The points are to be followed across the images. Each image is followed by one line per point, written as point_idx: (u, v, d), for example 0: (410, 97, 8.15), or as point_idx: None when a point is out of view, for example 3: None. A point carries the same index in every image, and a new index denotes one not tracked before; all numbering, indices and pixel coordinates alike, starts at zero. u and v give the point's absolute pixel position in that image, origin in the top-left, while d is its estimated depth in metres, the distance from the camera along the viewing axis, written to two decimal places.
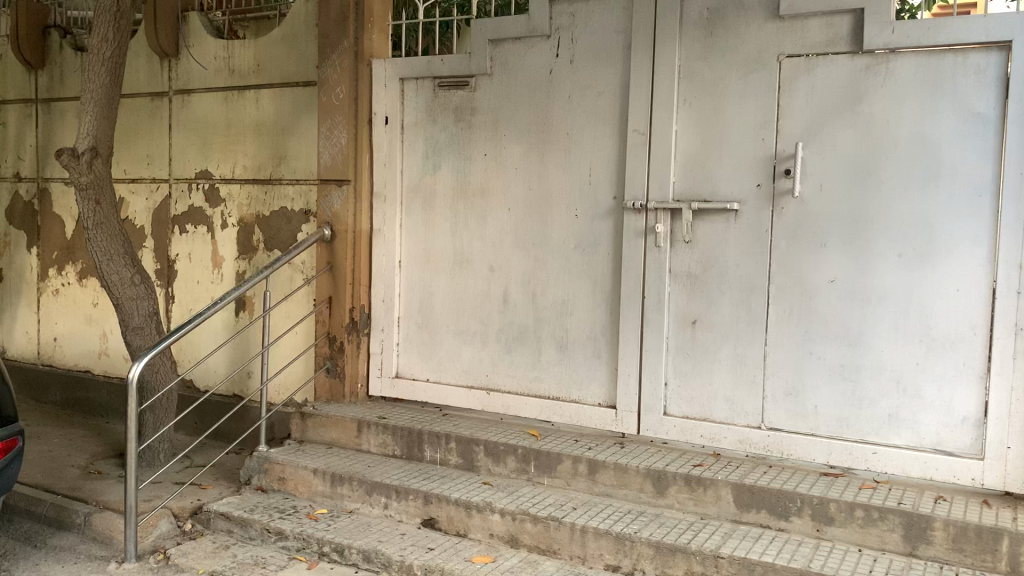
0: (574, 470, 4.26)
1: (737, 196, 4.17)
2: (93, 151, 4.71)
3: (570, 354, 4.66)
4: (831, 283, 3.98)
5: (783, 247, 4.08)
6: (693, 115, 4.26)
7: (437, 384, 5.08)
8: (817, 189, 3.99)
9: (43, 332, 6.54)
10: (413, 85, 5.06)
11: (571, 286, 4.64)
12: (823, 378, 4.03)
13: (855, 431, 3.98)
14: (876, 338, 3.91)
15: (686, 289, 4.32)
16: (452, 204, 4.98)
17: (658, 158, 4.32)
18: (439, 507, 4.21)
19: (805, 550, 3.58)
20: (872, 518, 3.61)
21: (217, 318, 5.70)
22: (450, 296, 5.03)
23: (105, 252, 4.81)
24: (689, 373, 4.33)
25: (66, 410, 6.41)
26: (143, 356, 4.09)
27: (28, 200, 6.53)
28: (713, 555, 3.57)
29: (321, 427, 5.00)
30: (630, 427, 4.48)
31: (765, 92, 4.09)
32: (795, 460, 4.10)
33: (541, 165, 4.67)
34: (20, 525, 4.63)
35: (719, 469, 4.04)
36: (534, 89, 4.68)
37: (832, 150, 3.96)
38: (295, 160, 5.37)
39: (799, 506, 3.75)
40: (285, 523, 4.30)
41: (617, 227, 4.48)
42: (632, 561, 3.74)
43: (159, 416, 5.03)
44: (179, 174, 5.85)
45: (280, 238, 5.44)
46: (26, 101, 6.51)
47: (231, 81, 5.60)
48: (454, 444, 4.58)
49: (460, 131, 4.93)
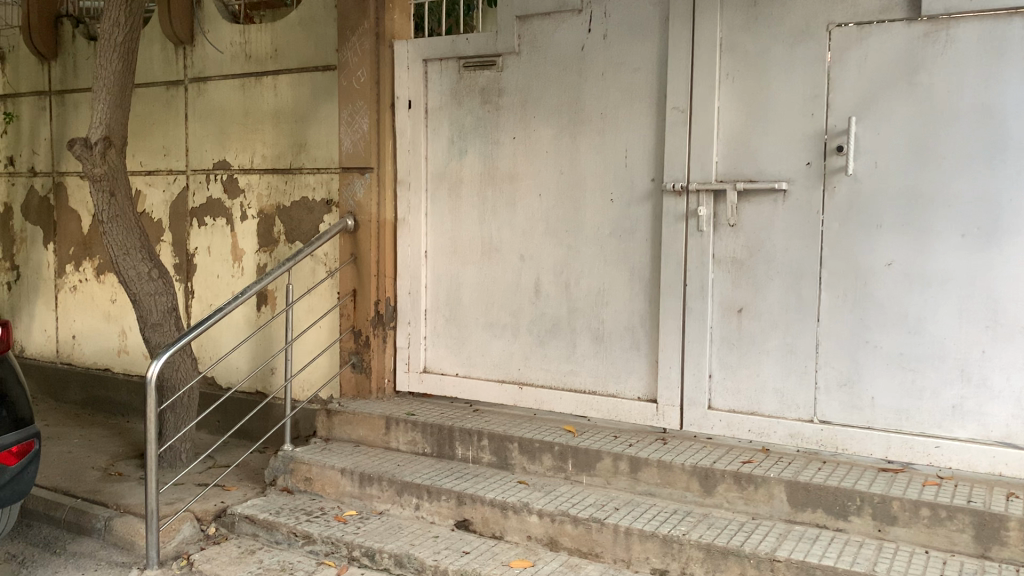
0: (614, 468, 4.04)
1: (786, 175, 3.92)
2: (106, 141, 4.54)
3: (607, 347, 4.44)
4: (888, 267, 3.73)
5: (835, 229, 3.83)
6: (736, 92, 4.01)
7: (467, 378, 4.87)
8: (871, 166, 3.74)
9: (61, 329, 6.40)
10: (438, 67, 4.84)
11: (606, 275, 4.41)
12: (879, 367, 3.79)
13: (914, 423, 3.73)
14: (937, 324, 3.66)
15: (731, 276, 4.08)
16: (479, 190, 4.76)
17: (700, 137, 4.08)
18: (473, 508, 4.01)
19: (867, 552, 3.34)
20: (939, 518, 3.36)
21: (239, 313, 5.53)
22: (479, 287, 4.81)
23: (121, 245, 4.64)
24: (735, 364, 4.10)
25: (87, 409, 6.27)
26: (162, 353, 3.90)
27: (43, 194, 6.38)
28: (769, 558, 3.34)
29: (348, 425, 4.80)
30: (672, 422, 4.25)
31: (814, 64, 3.83)
32: (849, 455, 3.86)
33: (573, 147, 4.45)
34: (39, 530, 4.48)
35: (771, 466, 3.81)
36: (565, 67, 4.45)
37: (887, 124, 3.70)
38: (315, 149, 5.17)
39: (859, 504, 3.51)
40: (313, 527, 4.12)
41: (655, 211, 4.25)
42: (681, 564, 3.52)
43: (181, 415, 4.86)
44: (196, 165, 5.67)
45: (302, 230, 5.25)
46: (40, 93, 6.35)
47: (248, 67, 5.41)
48: (487, 441, 4.37)
49: (487, 113, 4.70)
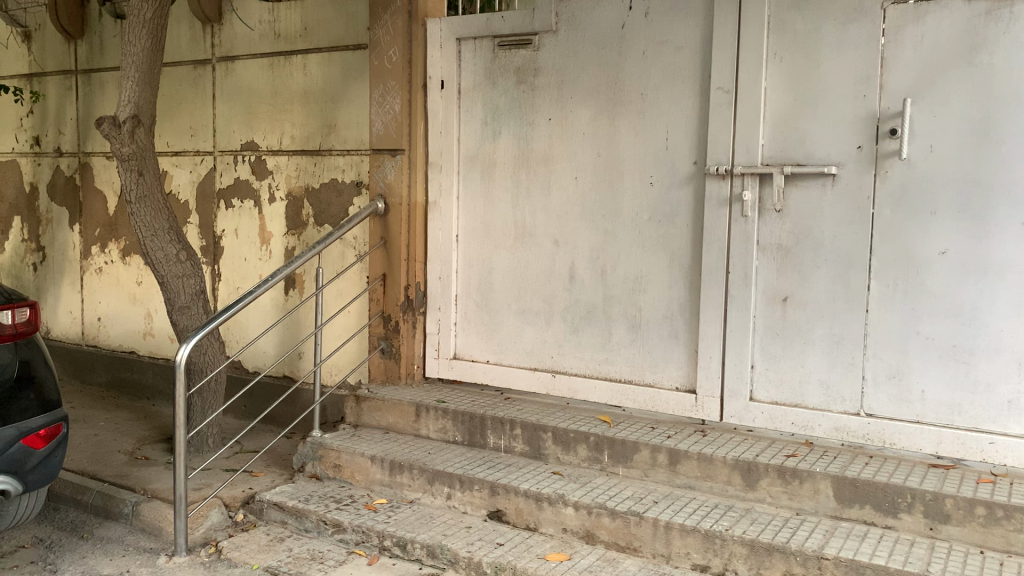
0: (652, 461, 3.93)
1: (835, 159, 3.77)
2: (135, 120, 4.45)
3: (644, 335, 4.32)
4: (941, 255, 3.59)
5: (886, 215, 3.68)
6: (784, 72, 3.86)
7: (498, 366, 4.77)
8: (926, 150, 3.58)
9: (87, 311, 6.35)
10: (471, 46, 4.71)
11: (645, 261, 4.29)
12: (931, 359, 3.65)
13: (967, 418, 3.59)
14: (993, 316, 3.51)
15: (776, 263, 3.94)
16: (513, 172, 4.64)
17: (746, 119, 3.94)
18: (507, 499, 3.91)
19: (920, 552, 3.21)
20: (996, 517, 3.23)
21: (266, 297, 5.45)
22: (512, 273, 4.70)
23: (149, 227, 4.56)
24: (779, 355, 3.97)
25: (112, 392, 6.23)
26: (191, 337, 3.81)
27: (69, 174, 6.32)
28: (816, 556, 3.21)
29: (377, 411, 4.72)
30: (712, 414, 4.13)
31: (867, 42, 3.68)
32: (897, 450, 3.72)
33: (612, 129, 4.32)
34: (66, 514, 4.43)
35: (816, 460, 3.68)
36: (604, 46, 4.31)
37: (945, 106, 3.54)
38: (345, 130, 5.06)
39: (910, 501, 3.37)
40: (343, 515, 4.04)
41: (696, 196, 4.12)
42: (723, 561, 3.40)
43: (208, 399, 4.80)
44: (224, 145, 5.58)
45: (330, 212, 5.16)
46: (66, 73, 6.29)
47: (277, 46, 5.31)
48: (520, 430, 4.27)
49: (523, 94, 4.57)
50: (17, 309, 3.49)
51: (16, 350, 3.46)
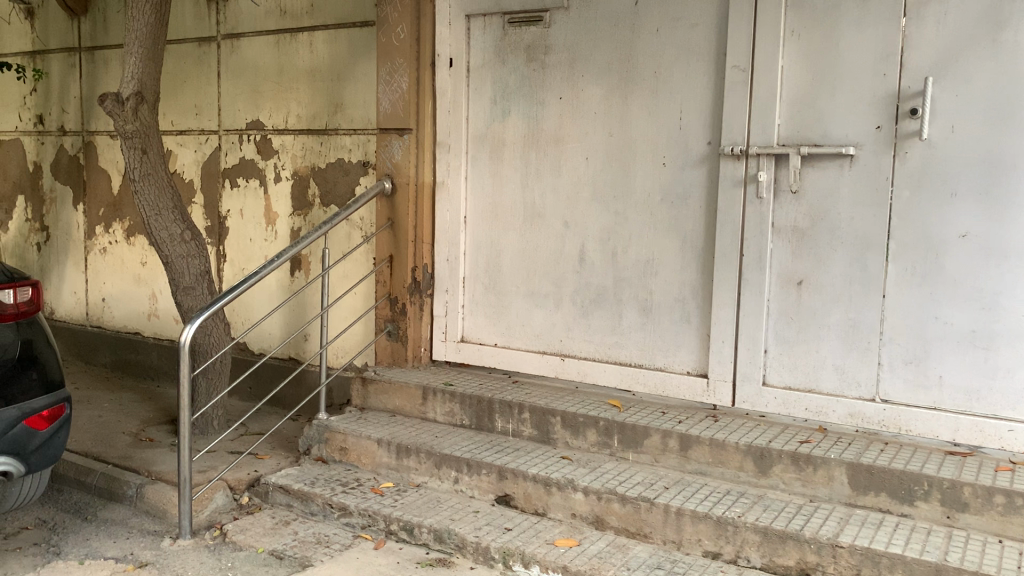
0: (663, 446, 3.87)
1: (853, 139, 3.69)
2: (138, 96, 4.37)
3: (655, 318, 4.25)
4: (963, 238, 3.50)
5: (905, 197, 3.59)
6: (803, 50, 3.77)
7: (506, 349, 4.70)
8: (948, 130, 3.49)
9: (91, 291, 6.31)
10: (481, 23, 4.61)
11: (657, 244, 4.21)
12: (949, 346, 3.57)
13: (985, 405, 3.51)
14: (1014, 300, 3.43)
15: (791, 246, 3.86)
16: (523, 154, 4.55)
17: (763, 99, 3.85)
18: (515, 483, 3.86)
19: (937, 540, 3.15)
20: (1014, 506, 3.16)
21: (272, 277, 5.40)
22: (520, 255, 4.62)
23: (153, 205, 4.49)
24: (793, 340, 3.89)
25: (117, 373, 6.19)
26: (195, 317, 3.74)
27: (73, 153, 6.26)
28: (830, 544, 3.15)
29: (383, 394, 4.67)
30: (723, 398, 4.06)
31: (889, 19, 3.58)
32: (913, 437, 3.65)
33: (624, 108, 4.23)
34: (70, 496, 4.39)
35: (830, 446, 3.62)
36: (617, 22, 4.22)
37: (968, 86, 3.45)
38: (352, 108, 4.99)
39: (926, 489, 3.31)
40: (349, 498, 3.99)
41: (710, 176, 4.03)
42: (736, 548, 3.34)
43: (213, 380, 4.76)
44: (229, 124, 5.50)
45: (336, 192, 5.09)
46: (69, 50, 6.21)
47: (283, 23, 5.23)
48: (529, 414, 4.21)
49: (533, 72, 4.48)
50: (19, 288, 3.43)
51: (18, 329, 3.39)
